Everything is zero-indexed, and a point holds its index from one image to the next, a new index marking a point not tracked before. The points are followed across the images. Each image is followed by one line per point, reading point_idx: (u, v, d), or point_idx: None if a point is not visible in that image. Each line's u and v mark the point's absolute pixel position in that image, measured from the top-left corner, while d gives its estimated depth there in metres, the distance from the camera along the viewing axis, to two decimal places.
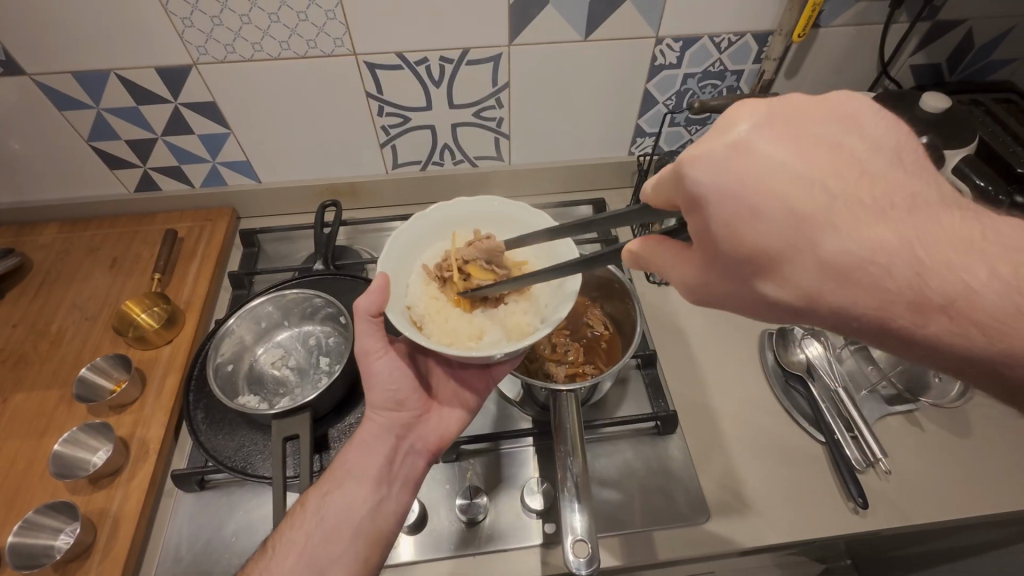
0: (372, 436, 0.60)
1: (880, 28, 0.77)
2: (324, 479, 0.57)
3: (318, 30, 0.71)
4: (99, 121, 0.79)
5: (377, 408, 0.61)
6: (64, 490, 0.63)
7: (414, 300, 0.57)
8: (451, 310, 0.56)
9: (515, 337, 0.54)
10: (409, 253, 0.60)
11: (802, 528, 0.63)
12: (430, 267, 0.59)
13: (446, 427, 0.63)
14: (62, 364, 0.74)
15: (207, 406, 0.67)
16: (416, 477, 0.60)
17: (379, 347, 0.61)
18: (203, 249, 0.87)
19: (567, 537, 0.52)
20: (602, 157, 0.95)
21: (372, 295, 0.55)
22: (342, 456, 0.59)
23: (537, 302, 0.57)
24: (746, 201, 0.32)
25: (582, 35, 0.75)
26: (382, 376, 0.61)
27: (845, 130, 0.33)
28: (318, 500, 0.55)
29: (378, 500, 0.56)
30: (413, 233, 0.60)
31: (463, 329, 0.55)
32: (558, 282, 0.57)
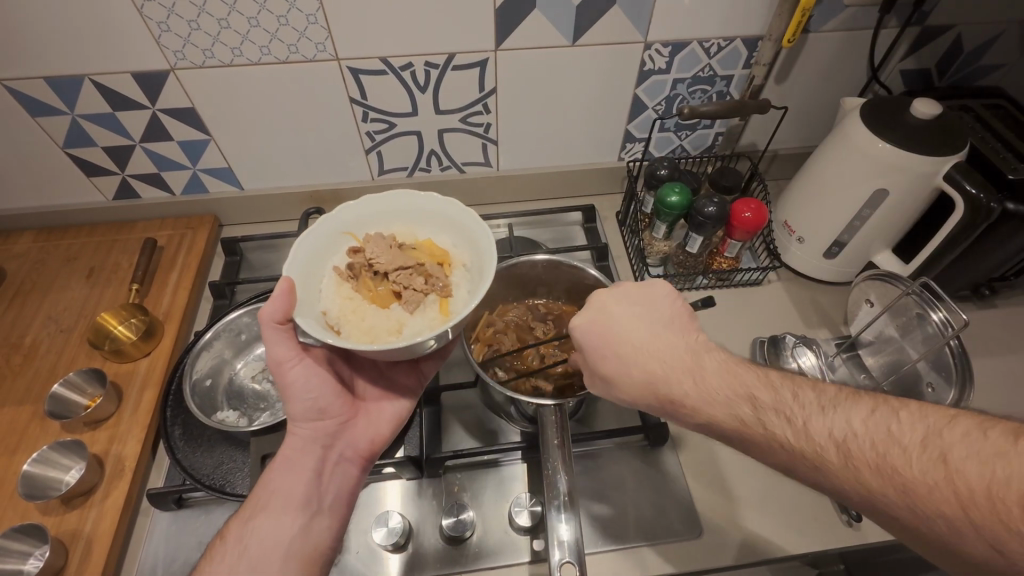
0: (297, 450, 0.56)
1: (869, 33, 0.77)
2: (245, 506, 0.52)
3: (299, 35, 0.69)
4: (73, 127, 0.77)
5: (297, 418, 0.57)
6: (35, 512, 0.60)
7: (328, 303, 0.52)
8: (368, 306, 0.52)
9: (437, 324, 0.50)
10: (316, 256, 0.55)
11: (797, 542, 0.61)
12: (341, 268, 0.55)
13: (378, 428, 0.62)
14: (36, 378, 0.72)
15: (184, 422, 0.65)
16: (349, 489, 0.57)
17: (293, 354, 0.56)
18: (183, 258, 0.85)
19: (554, 556, 0.51)
20: (591, 163, 0.94)
21: (277, 302, 0.51)
22: (267, 475, 0.55)
23: (461, 287, 0.53)
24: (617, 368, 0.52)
25: (570, 40, 0.74)
26: (297, 385, 0.56)
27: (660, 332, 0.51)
28: (239, 530, 0.51)
29: (307, 519, 0.52)
30: (319, 236, 0.56)
31: (382, 324, 0.51)
32: (480, 263, 0.54)
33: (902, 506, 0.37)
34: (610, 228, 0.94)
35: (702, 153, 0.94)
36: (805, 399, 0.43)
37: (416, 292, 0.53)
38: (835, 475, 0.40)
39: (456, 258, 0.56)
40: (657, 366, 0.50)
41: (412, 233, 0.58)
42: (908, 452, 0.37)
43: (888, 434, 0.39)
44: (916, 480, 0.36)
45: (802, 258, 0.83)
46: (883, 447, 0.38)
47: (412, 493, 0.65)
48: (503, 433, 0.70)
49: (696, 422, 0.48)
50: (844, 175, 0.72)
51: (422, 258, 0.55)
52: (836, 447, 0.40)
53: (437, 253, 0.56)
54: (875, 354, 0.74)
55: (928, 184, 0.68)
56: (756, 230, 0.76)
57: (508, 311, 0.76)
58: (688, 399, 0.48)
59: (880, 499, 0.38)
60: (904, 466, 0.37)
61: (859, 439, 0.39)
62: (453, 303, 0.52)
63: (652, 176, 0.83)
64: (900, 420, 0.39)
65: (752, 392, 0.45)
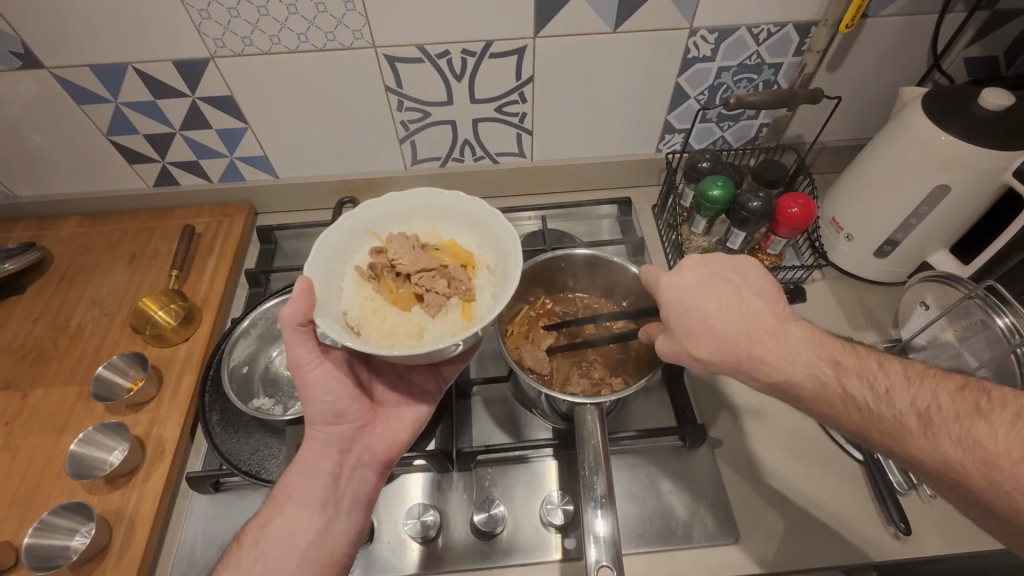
0: (313, 454, 0.56)
1: (933, 17, 0.72)
2: (262, 511, 0.53)
3: (337, 22, 0.68)
4: (117, 115, 0.78)
5: (315, 421, 0.57)
6: (80, 490, 0.62)
7: (348, 304, 0.52)
8: (388, 308, 0.52)
9: (459, 329, 0.50)
10: (339, 256, 0.55)
11: (839, 553, 0.59)
12: (362, 267, 0.54)
13: (396, 433, 0.60)
14: (81, 361, 0.74)
15: (222, 408, 0.66)
16: (367, 494, 0.57)
17: (313, 356, 0.56)
18: (220, 245, 0.86)
19: (592, 557, 0.49)
20: (628, 154, 0.91)
21: (296, 303, 0.51)
22: (284, 480, 0.55)
23: (483, 291, 0.53)
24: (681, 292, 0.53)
25: (611, 27, 0.72)
26: (317, 385, 0.57)
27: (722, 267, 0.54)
28: (256, 533, 0.52)
29: (325, 521, 0.53)
30: (343, 234, 0.55)
31: (402, 327, 0.50)
32: (504, 266, 0.53)
33: (981, 480, 0.39)
34: (646, 221, 0.92)
35: (744, 145, 0.90)
36: (893, 371, 0.46)
37: (438, 295, 0.52)
38: (909, 443, 0.43)
39: (480, 260, 0.55)
40: (743, 328, 0.50)
41: (435, 233, 0.57)
42: (994, 428, 0.39)
43: (977, 409, 0.41)
44: (999, 454, 0.38)
45: (850, 256, 0.80)
46: (968, 419, 0.41)
47: (443, 486, 0.65)
48: (534, 429, 0.69)
49: (752, 341, 0.50)
50: (902, 171, 0.68)
51: (445, 259, 0.54)
52: (919, 414, 0.43)
53: (460, 254, 0.55)
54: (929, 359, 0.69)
55: (994, 180, 0.64)
56: (802, 226, 0.73)
57: (550, 303, 0.75)
58: (772, 359, 0.49)
59: (958, 470, 0.40)
60: (988, 440, 0.39)
61: (944, 410, 0.42)
62: (475, 307, 0.52)
63: (693, 169, 0.80)
64: (989, 398, 0.41)
65: (837, 357, 0.48)
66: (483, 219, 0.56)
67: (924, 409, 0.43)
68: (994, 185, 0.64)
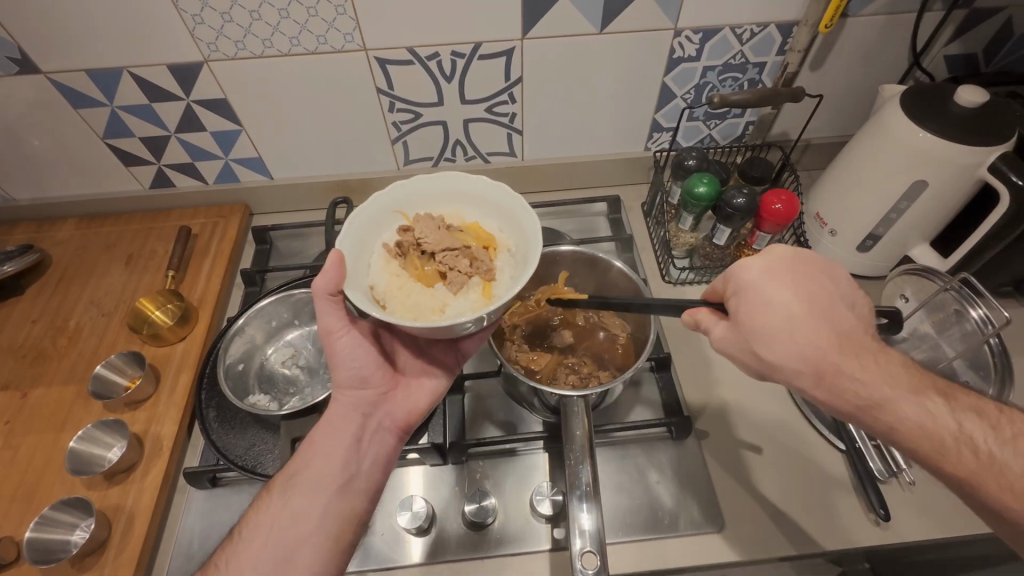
0: (341, 418, 0.58)
1: (913, 16, 0.73)
2: (291, 463, 0.56)
3: (328, 26, 0.70)
4: (112, 118, 0.79)
5: (342, 385, 0.60)
6: (80, 486, 0.64)
7: (376, 279, 0.54)
8: (413, 284, 0.53)
9: (479, 307, 0.51)
10: (369, 234, 0.57)
11: (820, 539, 0.61)
12: (390, 245, 0.56)
13: (416, 402, 0.63)
14: (80, 360, 0.75)
15: (218, 405, 0.67)
16: (386, 458, 0.59)
17: (342, 325, 0.59)
18: (217, 245, 0.88)
19: (576, 546, 0.51)
20: (617, 153, 0.93)
21: (328, 273, 0.53)
22: (311, 436, 0.58)
23: (503, 272, 0.53)
24: (784, 318, 0.45)
25: (597, 28, 0.73)
26: (344, 355, 0.59)
27: (827, 286, 0.47)
28: (284, 486, 0.54)
29: (348, 480, 0.55)
30: (373, 213, 0.57)
31: (425, 303, 0.52)
32: (525, 249, 0.54)
33: None
34: (635, 218, 0.93)
35: (731, 142, 0.91)
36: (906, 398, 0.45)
37: (461, 273, 0.53)
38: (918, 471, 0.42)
39: (501, 243, 0.56)
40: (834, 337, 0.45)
41: (460, 216, 0.59)
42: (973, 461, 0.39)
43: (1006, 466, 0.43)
44: None
45: (834, 252, 0.81)
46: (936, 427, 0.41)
47: (437, 479, 0.67)
48: (526, 422, 0.71)
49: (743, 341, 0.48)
50: (881, 166, 0.70)
51: (469, 239, 0.55)
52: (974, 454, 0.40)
53: (483, 236, 0.56)
54: None
55: (971, 175, 0.65)
56: (787, 222, 0.74)
57: (542, 301, 0.75)
58: (856, 375, 0.44)
59: None
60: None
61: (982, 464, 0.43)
62: (495, 287, 0.52)
63: (680, 167, 0.81)
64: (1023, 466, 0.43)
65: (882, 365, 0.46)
66: (506, 203, 0.57)
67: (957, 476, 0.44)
68: (970, 180, 0.66)
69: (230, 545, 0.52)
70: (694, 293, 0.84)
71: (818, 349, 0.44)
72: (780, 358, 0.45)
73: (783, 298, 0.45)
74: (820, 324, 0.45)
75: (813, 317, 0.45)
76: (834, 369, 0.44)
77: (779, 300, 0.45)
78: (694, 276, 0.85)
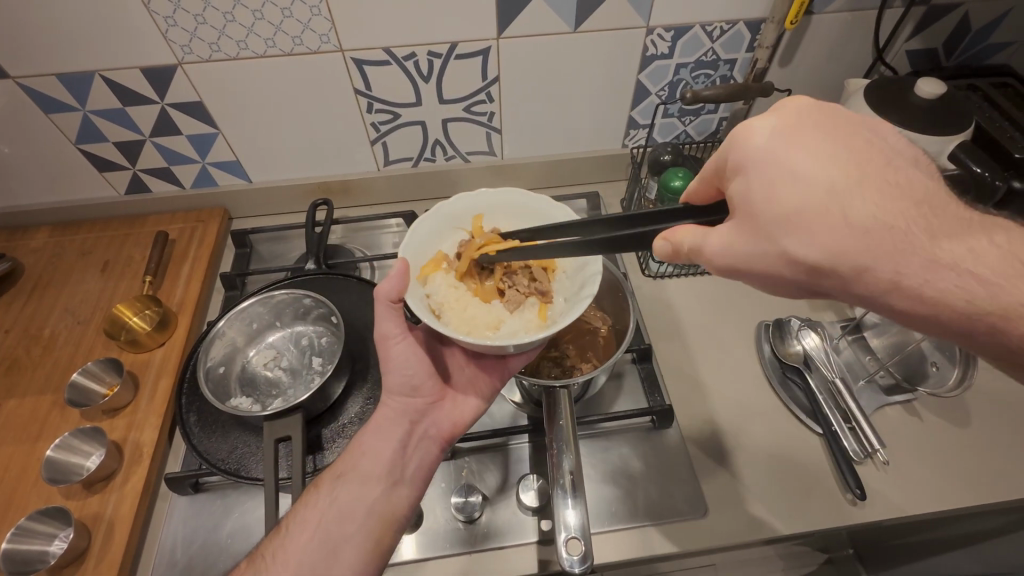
0: (388, 419, 0.59)
1: (874, 13, 0.76)
2: (340, 462, 0.57)
3: (303, 27, 0.70)
4: (85, 123, 0.78)
5: (393, 391, 0.61)
6: (58, 496, 0.62)
7: (436, 288, 0.56)
8: (471, 298, 0.56)
9: (533, 327, 0.54)
10: (430, 242, 0.59)
11: (801, 521, 0.62)
12: (450, 257, 0.58)
13: (461, 414, 0.63)
14: (56, 369, 0.74)
15: (199, 409, 0.67)
16: (429, 465, 0.60)
17: (398, 331, 0.59)
18: (195, 249, 0.87)
19: (560, 534, 0.51)
20: (595, 150, 0.94)
21: (393, 279, 0.55)
22: (359, 437, 0.59)
23: (557, 296, 0.57)
24: (806, 189, 0.38)
25: (572, 26, 0.74)
26: (399, 360, 0.60)
27: (856, 144, 0.40)
28: (333, 481, 0.56)
29: (392, 483, 0.56)
30: (437, 221, 0.59)
31: (482, 317, 0.55)
32: (580, 273, 0.57)
33: None
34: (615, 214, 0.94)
35: (706, 138, 0.93)
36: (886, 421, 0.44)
37: (519, 293, 0.57)
38: None
39: (557, 265, 0.60)
40: (893, 209, 0.37)
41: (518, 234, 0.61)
42: None
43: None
44: None
45: None
46: None
47: None
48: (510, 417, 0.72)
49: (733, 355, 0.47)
50: None
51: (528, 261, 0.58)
52: None
53: (542, 258, 0.59)
54: (880, 335, 0.73)
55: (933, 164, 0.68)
56: None
57: None
58: (863, 259, 0.37)
59: None
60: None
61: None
62: (551, 309, 0.55)
63: (656, 162, 0.83)
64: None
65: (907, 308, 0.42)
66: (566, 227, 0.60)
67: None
68: None
69: (277, 536, 0.53)
70: (674, 286, 0.85)
71: (873, 218, 0.37)
72: (812, 238, 0.38)
73: (812, 159, 0.38)
74: (867, 190, 0.37)
75: (868, 181, 0.38)
76: (841, 249, 0.38)
77: (802, 168, 0.39)
78: (673, 270, 0.85)
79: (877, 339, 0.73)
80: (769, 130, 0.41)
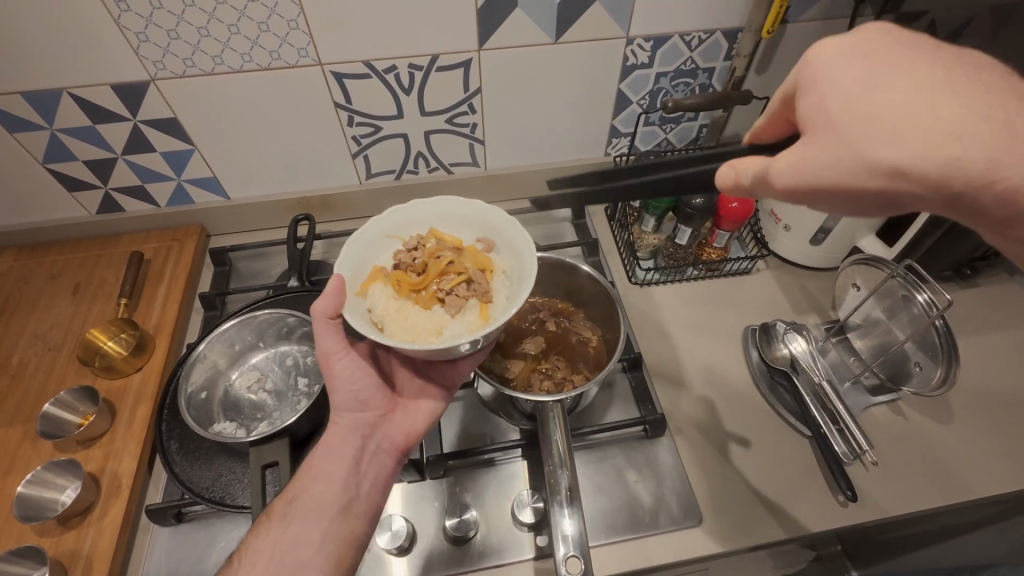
0: (338, 438, 0.58)
1: (846, 22, 0.78)
2: (290, 486, 0.55)
3: (281, 41, 0.69)
4: (53, 142, 0.75)
5: (340, 408, 0.59)
6: (31, 533, 0.60)
7: (373, 301, 0.54)
8: (411, 307, 0.54)
9: (477, 329, 0.52)
10: (364, 257, 0.58)
11: (793, 524, 0.63)
12: (387, 269, 0.57)
13: (414, 423, 0.62)
14: (25, 399, 0.70)
15: (180, 436, 0.64)
16: (385, 479, 0.58)
17: (340, 347, 0.59)
18: (172, 268, 0.84)
19: (559, 551, 0.51)
20: (578, 160, 0.94)
21: (328, 297, 0.54)
22: (309, 461, 0.57)
23: (500, 295, 0.55)
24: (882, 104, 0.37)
25: (553, 38, 0.74)
26: (343, 377, 0.59)
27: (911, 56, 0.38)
28: (284, 505, 0.54)
29: (348, 499, 0.55)
30: (370, 236, 0.58)
31: (424, 325, 0.53)
32: (522, 271, 0.55)
33: None
34: (601, 223, 0.94)
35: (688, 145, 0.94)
36: None
37: (459, 297, 0.55)
38: None
39: (498, 265, 0.58)
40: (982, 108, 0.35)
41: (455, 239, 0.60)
42: None
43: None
44: None
45: (790, 245, 0.85)
46: None
47: (416, 495, 0.65)
48: (504, 430, 0.71)
49: None
50: None
51: (466, 262, 0.57)
52: None
53: (481, 259, 0.57)
54: (864, 337, 0.74)
55: None
56: (743, 219, 0.78)
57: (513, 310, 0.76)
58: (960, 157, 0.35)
59: None
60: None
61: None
62: (494, 309, 0.54)
63: None
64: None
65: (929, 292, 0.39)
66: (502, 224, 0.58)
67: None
68: None
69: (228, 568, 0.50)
70: (661, 293, 0.86)
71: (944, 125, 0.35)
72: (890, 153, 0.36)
73: (881, 82, 0.37)
74: (957, 88, 0.36)
75: (941, 88, 0.36)
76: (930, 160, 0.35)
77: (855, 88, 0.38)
78: (659, 277, 0.86)
79: (860, 340, 0.75)
80: (828, 56, 0.40)
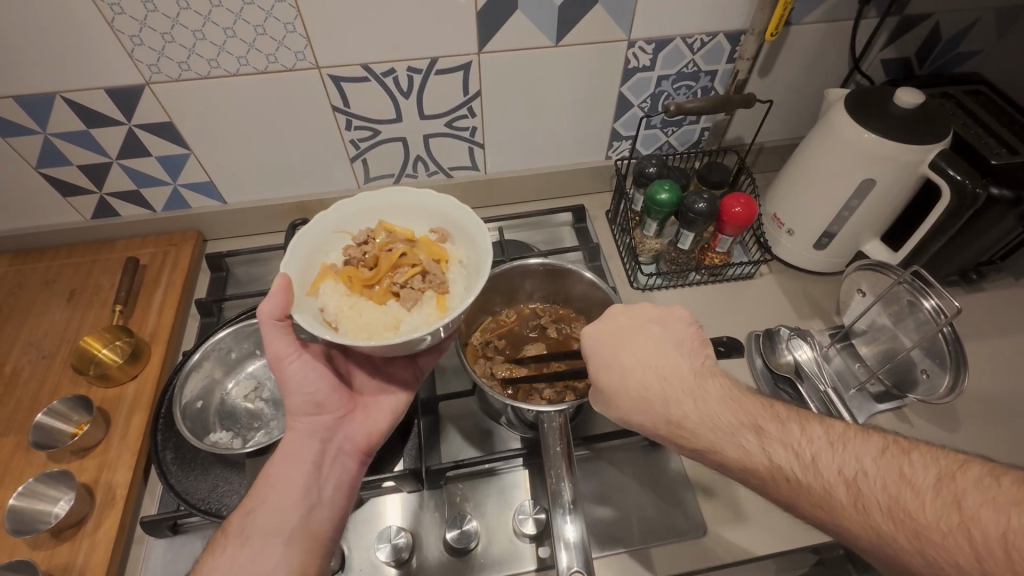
0: (297, 444, 0.55)
1: (851, 24, 0.77)
2: (248, 497, 0.53)
3: (277, 44, 0.68)
4: (46, 146, 0.74)
5: (296, 412, 0.57)
6: (23, 547, 0.59)
7: (326, 299, 0.53)
8: (365, 303, 0.53)
9: (434, 321, 0.52)
10: (314, 254, 0.56)
11: (798, 534, 0.62)
12: (337, 266, 0.56)
13: (376, 422, 0.61)
14: (18, 408, 0.69)
15: (176, 446, 0.63)
16: (349, 481, 0.57)
17: (292, 349, 0.56)
18: (168, 274, 0.83)
19: (564, 562, 0.50)
20: (579, 163, 0.93)
21: (275, 298, 0.52)
22: (268, 468, 0.54)
23: (455, 285, 0.55)
24: None
25: (553, 40, 0.74)
26: (298, 380, 0.56)
27: None
28: (241, 519, 0.51)
29: (310, 506, 0.53)
30: (317, 232, 0.56)
31: (379, 320, 0.52)
32: (476, 261, 0.55)
33: (916, 556, 0.37)
34: (602, 227, 0.93)
35: (689, 148, 0.94)
36: (815, 435, 0.44)
37: (414, 289, 0.54)
38: (840, 515, 0.41)
39: (452, 255, 0.57)
40: None
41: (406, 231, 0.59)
42: (919, 496, 0.38)
43: (901, 475, 0.39)
44: (927, 524, 0.37)
45: (793, 250, 0.84)
46: (895, 489, 0.39)
47: (415, 506, 0.64)
48: (504, 439, 0.70)
49: (695, 449, 0.49)
50: (831, 166, 0.72)
51: (419, 254, 0.56)
52: (846, 486, 0.41)
53: (435, 250, 0.57)
54: (869, 343, 0.74)
55: (914, 172, 0.69)
56: (746, 224, 0.76)
57: (514, 317, 0.75)
58: None
59: (891, 545, 0.38)
60: (917, 511, 0.38)
61: (870, 478, 0.40)
62: (450, 299, 0.53)
63: (641, 175, 0.82)
64: (912, 462, 0.40)
65: (762, 419, 0.46)
66: (453, 213, 0.58)
67: (676, 418, 0.50)
68: (914, 177, 0.69)
69: None
70: (662, 298, 0.85)
71: None
72: None
73: None
74: None
75: None
76: None
77: None
78: (661, 282, 0.85)
79: (866, 347, 0.74)
80: None
